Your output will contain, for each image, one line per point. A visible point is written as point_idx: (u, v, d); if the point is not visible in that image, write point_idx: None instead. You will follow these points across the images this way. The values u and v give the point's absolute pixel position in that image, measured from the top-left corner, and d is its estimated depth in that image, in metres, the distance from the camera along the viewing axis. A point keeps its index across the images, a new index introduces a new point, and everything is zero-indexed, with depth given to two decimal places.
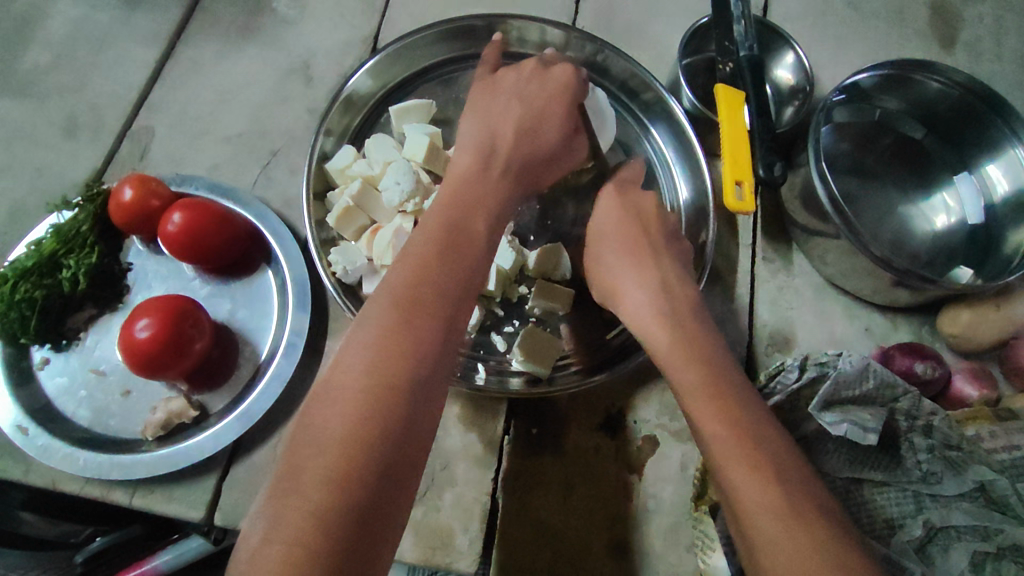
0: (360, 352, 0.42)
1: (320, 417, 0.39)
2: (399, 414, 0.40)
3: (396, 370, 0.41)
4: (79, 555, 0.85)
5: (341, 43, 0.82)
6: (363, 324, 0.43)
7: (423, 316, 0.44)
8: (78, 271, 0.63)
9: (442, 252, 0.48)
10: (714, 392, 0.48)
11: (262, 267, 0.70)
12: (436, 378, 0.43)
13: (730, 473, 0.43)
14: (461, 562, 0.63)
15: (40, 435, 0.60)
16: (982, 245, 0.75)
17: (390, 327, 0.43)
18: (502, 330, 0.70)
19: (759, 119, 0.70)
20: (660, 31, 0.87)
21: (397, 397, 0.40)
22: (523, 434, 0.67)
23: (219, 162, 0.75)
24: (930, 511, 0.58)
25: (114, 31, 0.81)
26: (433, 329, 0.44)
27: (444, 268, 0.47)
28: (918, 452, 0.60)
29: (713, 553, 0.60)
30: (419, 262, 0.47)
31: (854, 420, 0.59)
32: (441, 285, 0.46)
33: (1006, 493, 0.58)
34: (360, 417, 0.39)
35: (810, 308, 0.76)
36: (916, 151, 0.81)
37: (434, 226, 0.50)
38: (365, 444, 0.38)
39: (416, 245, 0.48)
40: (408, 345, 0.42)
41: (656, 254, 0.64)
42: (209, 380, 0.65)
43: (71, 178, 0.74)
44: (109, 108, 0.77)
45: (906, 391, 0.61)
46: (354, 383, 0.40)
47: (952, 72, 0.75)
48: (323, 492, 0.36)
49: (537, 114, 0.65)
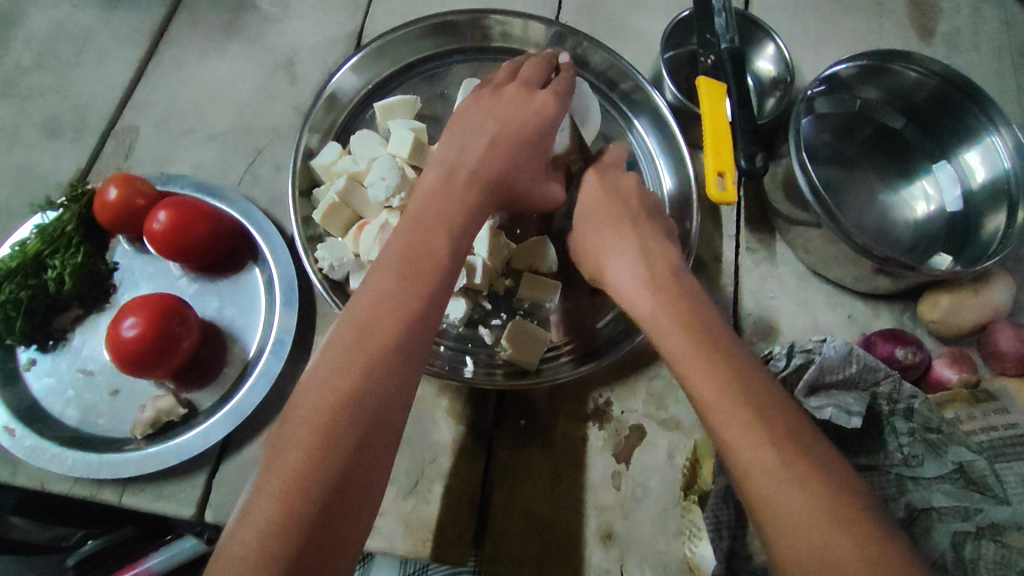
0: (319, 375, 0.44)
1: (285, 435, 0.41)
2: (357, 431, 0.42)
3: (357, 388, 0.43)
4: (70, 559, 0.85)
5: (325, 39, 0.83)
6: (331, 345, 0.45)
7: (388, 335, 0.45)
8: (63, 271, 0.63)
9: (407, 268, 0.49)
10: (708, 358, 0.48)
11: (249, 265, 0.70)
12: (398, 394, 0.45)
13: (725, 431, 0.44)
14: (452, 553, 0.63)
15: (27, 436, 0.60)
16: (961, 231, 0.76)
17: (355, 345, 0.45)
18: (489, 323, 0.71)
19: (740, 111, 0.72)
20: (643, 25, 0.87)
21: (356, 415, 0.42)
22: (512, 426, 0.68)
23: (204, 160, 0.75)
24: (912, 493, 0.58)
25: (96, 31, 0.81)
26: (396, 348, 0.45)
27: (410, 286, 0.48)
28: (900, 435, 0.61)
29: (700, 542, 0.63)
30: (382, 282, 0.48)
31: (838, 404, 0.61)
32: (407, 303, 0.47)
33: (985, 473, 0.58)
34: (316, 436, 0.41)
35: (793, 296, 0.77)
36: (896, 140, 0.82)
37: (400, 241, 0.51)
38: (319, 461, 0.40)
39: (381, 264, 0.50)
40: (370, 365, 0.44)
41: (641, 230, 0.62)
42: (197, 378, 0.65)
43: (54, 178, 0.73)
44: (92, 107, 0.77)
45: (887, 374, 0.63)
46: (316, 400, 0.42)
47: (929, 61, 0.76)
48: (279, 504, 0.38)
49: (513, 124, 0.62)
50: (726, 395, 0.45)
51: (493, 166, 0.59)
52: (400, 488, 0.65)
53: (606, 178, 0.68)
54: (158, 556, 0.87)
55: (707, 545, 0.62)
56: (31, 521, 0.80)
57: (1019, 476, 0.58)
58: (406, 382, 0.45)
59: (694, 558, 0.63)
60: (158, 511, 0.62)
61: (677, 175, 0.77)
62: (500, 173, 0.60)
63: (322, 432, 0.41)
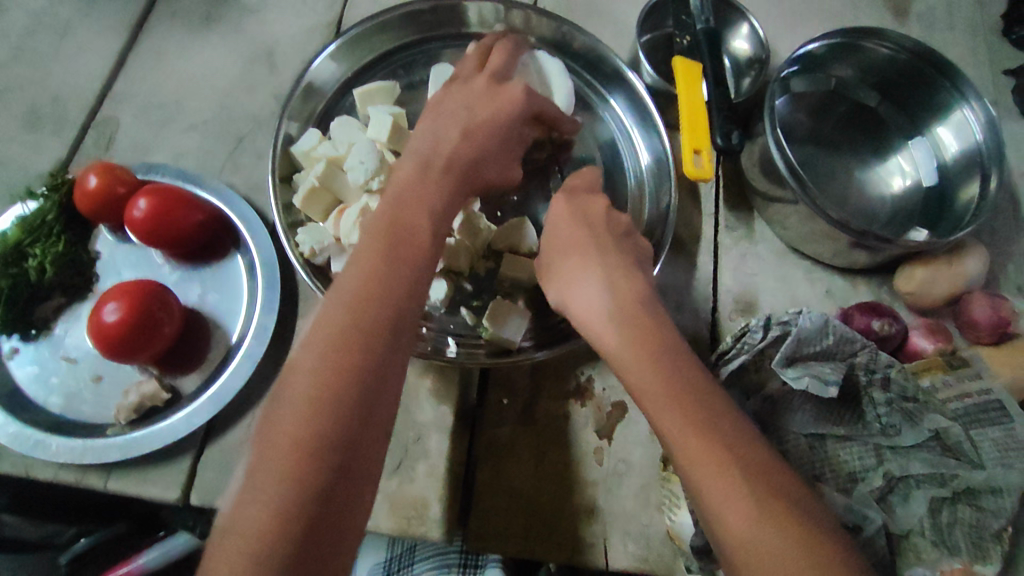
0: (310, 357, 0.44)
1: (281, 420, 0.42)
2: (355, 409, 0.42)
3: (343, 390, 0.42)
4: (62, 556, 0.86)
5: (304, 28, 0.83)
6: (311, 349, 0.44)
7: (368, 333, 0.45)
8: (44, 260, 0.64)
9: (387, 259, 0.49)
10: (673, 372, 0.48)
11: (231, 252, 0.70)
12: (392, 370, 0.45)
13: (693, 472, 0.43)
14: (437, 531, 0.64)
15: (10, 423, 0.60)
16: (936, 205, 0.77)
17: (338, 346, 0.44)
18: (471, 304, 0.71)
19: (716, 90, 0.73)
20: (620, 8, 0.88)
21: (343, 415, 0.42)
22: (496, 404, 0.69)
23: (185, 149, 0.76)
24: (890, 462, 0.61)
25: (76, 23, 0.81)
26: (379, 347, 0.45)
27: (388, 281, 0.48)
28: (877, 405, 0.62)
29: (679, 510, 0.63)
30: (366, 263, 0.48)
31: (815, 374, 0.61)
32: (385, 300, 0.47)
33: (960, 438, 0.61)
34: (312, 418, 0.41)
35: (772, 272, 0.78)
36: (871, 118, 0.83)
37: (378, 225, 0.51)
38: (319, 443, 0.40)
39: (363, 245, 0.50)
40: (353, 363, 0.43)
41: (613, 265, 0.58)
42: (180, 364, 0.65)
43: (35, 169, 0.74)
44: (72, 99, 0.77)
45: (864, 346, 0.63)
46: (306, 388, 0.42)
47: (900, 37, 0.77)
48: (280, 495, 0.39)
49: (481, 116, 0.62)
50: (683, 409, 0.46)
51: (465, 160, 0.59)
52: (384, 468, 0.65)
53: (574, 205, 0.64)
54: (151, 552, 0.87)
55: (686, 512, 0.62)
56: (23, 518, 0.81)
57: (993, 441, 0.60)
58: (399, 359, 0.46)
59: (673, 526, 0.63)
60: (144, 495, 0.62)
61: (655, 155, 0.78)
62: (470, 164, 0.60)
63: (308, 442, 0.40)
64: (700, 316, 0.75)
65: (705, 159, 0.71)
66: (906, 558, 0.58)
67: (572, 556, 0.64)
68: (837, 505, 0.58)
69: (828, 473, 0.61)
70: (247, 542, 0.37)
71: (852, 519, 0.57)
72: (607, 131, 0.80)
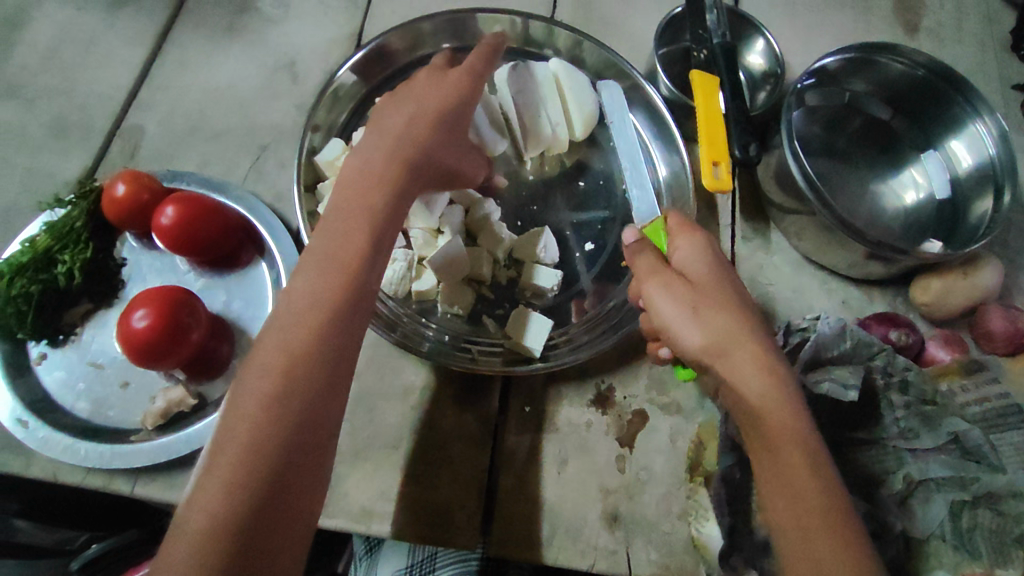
0: (258, 370, 0.46)
1: (225, 432, 0.44)
2: (293, 421, 0.45)
3: (295, 398, 0.46)
4: (73, 562, 0.84)
5: (326, 40, 0.84)
6: (267, 350, 0.47)
7: (324, 344, 0.48)
8: (73, 266, 0.64)
9: (333, 267, 0.50)
10: (767, 381, 0.50)
11: (256, 260, 0.71)
12: (331, 381, 0.48)
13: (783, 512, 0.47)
14: (461, 538, 0.64)
15: (40, 428, 0.61)
16: (950, 218, 0.78)
17: (294, 354, 0.47)
18: (493, 313, 0.72)
19: (734, 103, 0.74)
20: (637, 21, 0.89)
21: (285, 433, 0.45)
22: (518, 412, 0.69)
23: (209, 157, 0.77)
24: (909, 466, 0.60)
25: (101, 33, 0.82)
26: (321, 365, 0.47)
27: (346, 289, 0.50)
28: (896, 409, 0.62)
29: (706, 523, 0.64)
30: (316, 273, 0.50)
31: (834, 379, 0.62)
32: (341, 309, 0.49)
33: (979, 442, 0.60)
34: (252, 431, 0.44)
35: (789, 283, 0.79)
36: (884, 131, 0.84)
37: (328, 231, 0.52)
38: (258, 455, 0.43)
39: (314, 254, 0.51)
40: (309, 373, 0.47)
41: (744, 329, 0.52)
42: (206, 370, 0.66)
43: (62, 176, 0.74)
44: (98, 107, 0.78)
45: (882, 349, 0.64)
46: (249, 402, 0.45)
47: (914, 53, 0.79)
48: (221, 503, 0.42)
49: (434, 104, 0.62)
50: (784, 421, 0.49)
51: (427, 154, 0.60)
52: (408, 474, 0.66)
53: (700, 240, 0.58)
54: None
55: (714, 524, 0.64)
56: (35, 524, 0.81)
57: (1012, 446, 0.61)
58: (338, 371, 0.49)
59: (700, 537, 0.64)
60: (170, 501, 0.62)
61: (673, 165, 0.79)
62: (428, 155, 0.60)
63: (257, 446, 0.44)
64: None
65: (725, 170, 0.71)
66: (926, 563, 0.58)
67: (595, 563, 0.64)
68: (859, 513, 0.58)
69: (850, 479, 0.61)
70: (188, 546, 0.40)
71: (873, 526, 0.58)
72: None
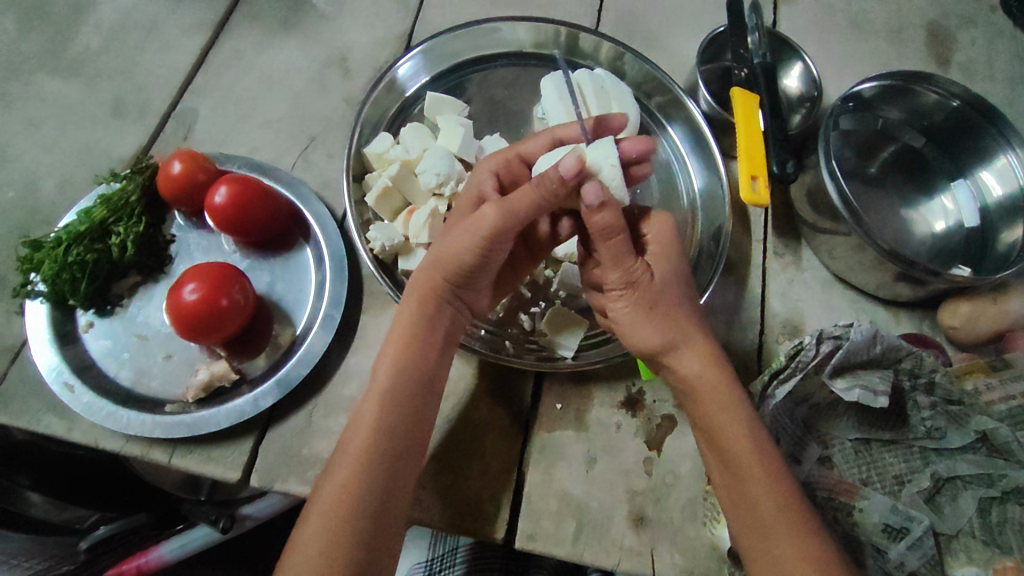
0: (355, 441, 0.56)
1: (326, 486, 0.54)
2: (382, 474, 0.55)
3: (346, 539, 0.51)
4: (84, 541, 0.80)
5: (377, 38, 0.87)
6: (320, 497, 0.53)
7: (393, 419, 0.57)
8: (126, 238, 0.66)
9: (406, 363, 0.59)
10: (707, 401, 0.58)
11: (301, 244, 0.72)
12: (413, 438, 0.58)
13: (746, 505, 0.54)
14: (492, 527, 0.65)
15: (85, 393, 0.63)
16: (978, 245, 0.79)
17: (371, 421, 0.56)
18: (529, 311, 0.73)
19: (773, 121, 0.75)
20: (678, 40, 0.92)
21: (374, 484, 0.54)
22: (548, 407, 0.71)
23: (259, 143, 0.79)
24: (936, 464, 0.62)
25: (162, 19, 0.86)
26: (400, 429, 0.57)
27: (390, 426, 0.56)
28: (922, 410, 0.63)
29: (719, 525, 0.64)
30: (393, 369, 0.59)
31: (864, 385, 0.61)
32: (396, 415, 0.57)
33: (1008, 439, 0.61)
34: (353, 485, 0.53)
35: (819, 299, 0.80)
36: (916, 159, 0.85)
37: (394, 354, 0.60)
38: (357, 503, 0.53)
39: (385, 370, 0.59)
40: (370, 489, 0.54)
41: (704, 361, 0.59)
42: (247, 349, 0.67)
43: (118, 154, 0.78)
44: (156, 90, 0.81)
45: (910, 352, 0.63)
46: (347, 465, 0.54)
47: (950, 84, 0.81)
48: (331, 538, 0.51)
49: (448, 223, 0.64)
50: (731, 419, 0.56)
51: (442, 276, 0.60)
52: (439, 464, 0.67)
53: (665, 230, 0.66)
54: (171, 544, 0.87)
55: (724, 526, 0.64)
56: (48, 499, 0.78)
57: None
58: (412, 434, 0.58)
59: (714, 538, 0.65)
60: (206, 473, 0.64)
61: (708, 178, 0.80)
62: (435, 266, 0.61)
63: (336, 546, 0.51)
64: (748, 337, 0.77)
65: (762, 184, 0.72)
66: (956, 557, 0.59)
67: (620, 562, 0.64)
68: (881, 509, 0.59)
69: (875, 476, 0.62)
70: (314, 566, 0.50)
71: (898, 521, 0.59)
72: (662, 156, 0.82)
